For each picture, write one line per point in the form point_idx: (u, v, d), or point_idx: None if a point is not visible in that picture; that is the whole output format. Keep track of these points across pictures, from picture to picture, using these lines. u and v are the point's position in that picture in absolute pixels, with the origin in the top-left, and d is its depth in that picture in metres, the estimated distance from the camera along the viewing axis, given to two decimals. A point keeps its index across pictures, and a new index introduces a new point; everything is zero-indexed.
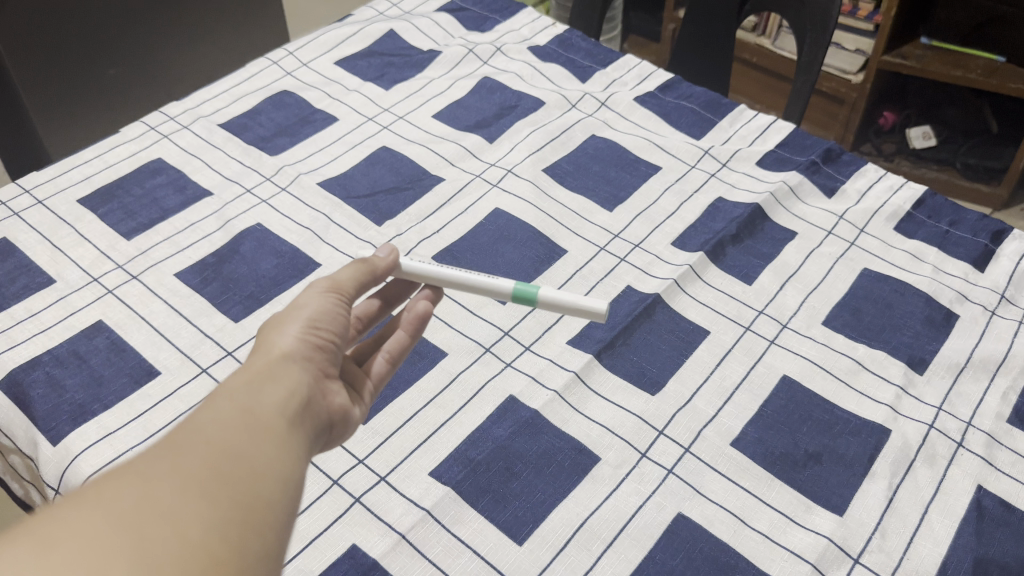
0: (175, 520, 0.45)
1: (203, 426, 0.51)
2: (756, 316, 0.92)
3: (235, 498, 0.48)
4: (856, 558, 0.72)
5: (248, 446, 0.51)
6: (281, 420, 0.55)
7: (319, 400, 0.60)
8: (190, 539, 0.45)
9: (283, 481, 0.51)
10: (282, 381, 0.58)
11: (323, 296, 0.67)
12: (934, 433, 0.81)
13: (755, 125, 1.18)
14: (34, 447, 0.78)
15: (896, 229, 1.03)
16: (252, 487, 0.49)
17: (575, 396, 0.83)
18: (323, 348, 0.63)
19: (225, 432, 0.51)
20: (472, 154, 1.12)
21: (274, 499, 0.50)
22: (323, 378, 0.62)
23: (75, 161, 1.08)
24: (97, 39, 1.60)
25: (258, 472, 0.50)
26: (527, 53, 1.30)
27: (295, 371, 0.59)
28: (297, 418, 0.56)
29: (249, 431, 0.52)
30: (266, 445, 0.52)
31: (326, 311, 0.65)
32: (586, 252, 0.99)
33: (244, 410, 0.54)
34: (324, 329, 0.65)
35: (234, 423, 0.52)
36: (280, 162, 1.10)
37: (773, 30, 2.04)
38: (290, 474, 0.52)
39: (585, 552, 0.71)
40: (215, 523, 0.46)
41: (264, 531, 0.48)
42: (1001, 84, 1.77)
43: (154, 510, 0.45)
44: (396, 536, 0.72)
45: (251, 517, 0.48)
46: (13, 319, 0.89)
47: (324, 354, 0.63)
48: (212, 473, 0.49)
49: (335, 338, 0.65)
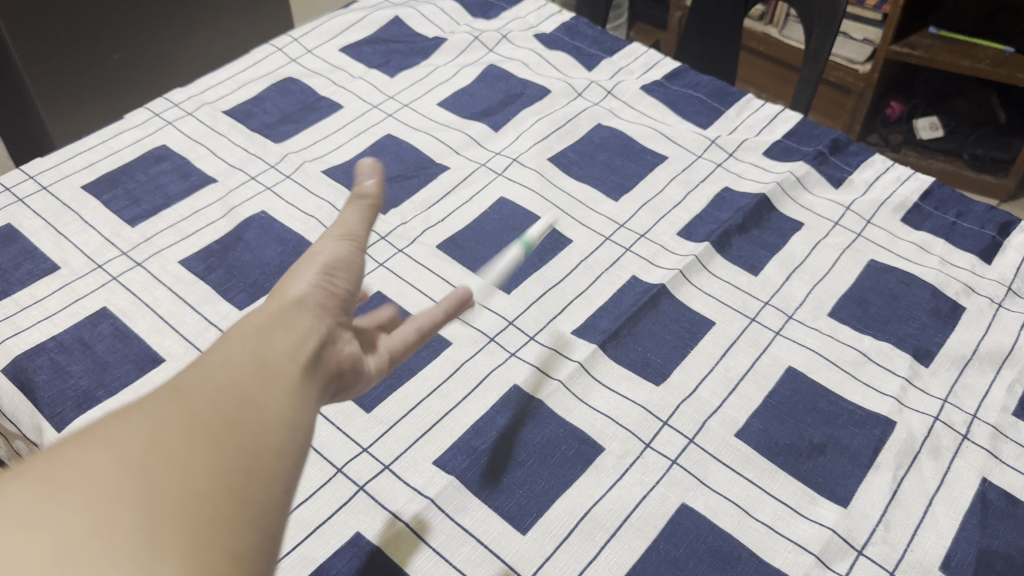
0: (176, 465, 0.44)
1: (212, 371, 0.49)
2: (762, 307, 0.91)
3: (240, 446, 0.46)
4: (860, 550, 0.72)
5: (258, 391, 0.49)
6: (293, 366, 0.52)
7: (331, 347, 0.58)
8: (192, 485, 0.43)
9: (290, 431, 0.49)
10: (295, 328, 0.55)
11: (337, 242, 0.64)
12: (939, 425, 0.81)
13: (762, 114, 1.17)
14: (39, 433, 0.78)
15: (903, 220, 1.02)
16: (260, 436, 0.47)
17: (579, 385, 0.83)
18: (336, 296, 0.61)
19: (235, 373, 0.50)
20: (477, 143, 1.11)
21: (280, 450, 0.48)
22: (336, 328, 0.59)
23: (79, 147, 1.08)
24: (99, 25, 1.58)
25: (266, 421, 0.48)
26: (533, 40, 1.29)
27: (308, 319, 0.57)
28: (310, 367, 0.54)
29: (258, 379, 0.50)
30: (276, 391, 0.50)
31: (339, 259, 0.63)
32: (592, 242, 0.98)
33: (255, 357, 0.51)
34: (339, 278, 0.62)
35: (242, 368, 0.50)
36: (285, 149, 1.09)
37: (780, 19, 2.02)
38: (298, 427, 0.50)
39: (588, 541, 0.71)
40: (219, 468, 0.45)
41: (270, 478, 0.47)
42: (1009, 75, 1.74)
43: (157, 455, 0.44)
44: (400, 524, 0.72)
45: (257, 466, 0.46)
46: (18, 306, 0.89)
47: (338, 303, 0.61)
48: (219, 416, 0.47)
49: (349, 290, 0.63)
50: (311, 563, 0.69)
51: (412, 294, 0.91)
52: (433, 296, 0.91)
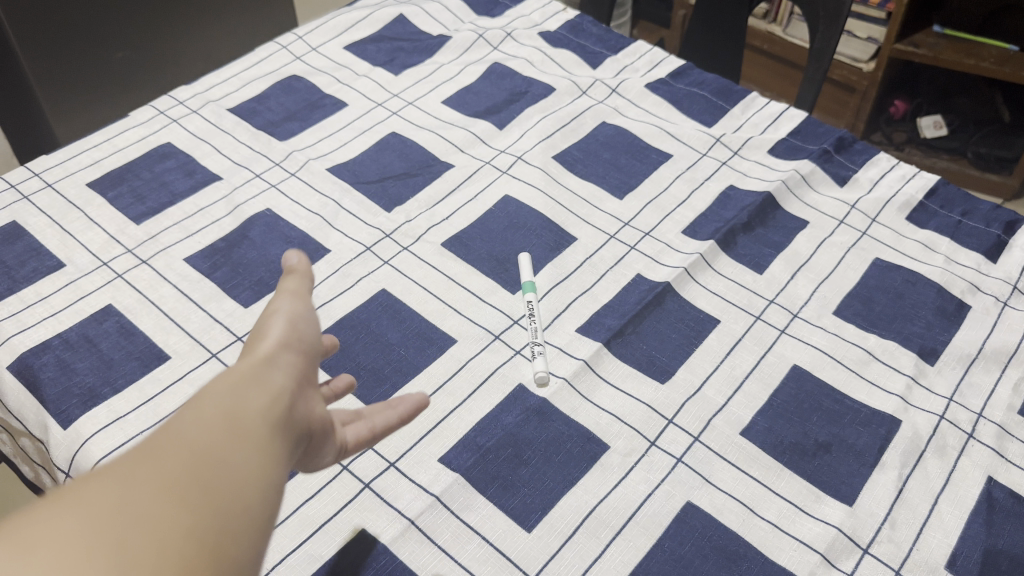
0: (146, 534, 0.40)
1: (185, 428, 0.46)
2: (767, 305, 0.91)
3: (212, 509, 0.43)
4: (865, 548, 0.72)
5: (231, 449, 0.46)
6: (264, 429, 0.48)
7: (300, 409, 0.53)
8: (160, 557, 0.39)
9: (263, 492, 0.46)
10: (268, 382, 0.51)
11: (296, 299, 0.59)
12: (945, 424, 0.81)
13: (767, 112, 1.17)
14: (45, 430, 0.78)
15: (908, 218, 1.02)
16: (232, 498, 0.44)
17: (584, 383, 0.83)
18: (304, 354, 0.56)
19: (208, 436, 0.45)
20: (482, 140, 1.11)
21: (252, 513, 0.44)
22: (306, 384, 0.55)
23: (84, 144, 1.08)
24: (104, 21, 1.58)
25: (241, 483, 0.45)
26: (538, 38, 1.28)
27: (278, 373, 0.53)
28: (284, 422, 0.50)
29: (232, 435, 0.46)
30: (249, 449, 0.46)
31: (303, 315, 0.58)
32: (597, 240, 0.98)
33: (229, 412, 0.48)
34: (306, 331, 0.57)
35: (217, 423, 0.46)
36: (290, 147, 1.09)
37: (784, 18, 2.02)
38: (272, 486, 0.46)
39: (594, 539, 0.71)
40: (188, 535, 0.41)
41: (243, 544, 0.43)
42: (1013, 73, 1.73)
43: (126, 521, 0.40)
44: (405, 522, 0.72)
45: (228, 530, 0.43)
46: (23, 302, 0.89)
47: (308, 357, 0.57)
48: (191, 478, 0.43)
49: (315, 344, 0.58)
50: (316, 560, 0.69)
51: (416, 292, 0.91)
52: (438, 294, 0.91)
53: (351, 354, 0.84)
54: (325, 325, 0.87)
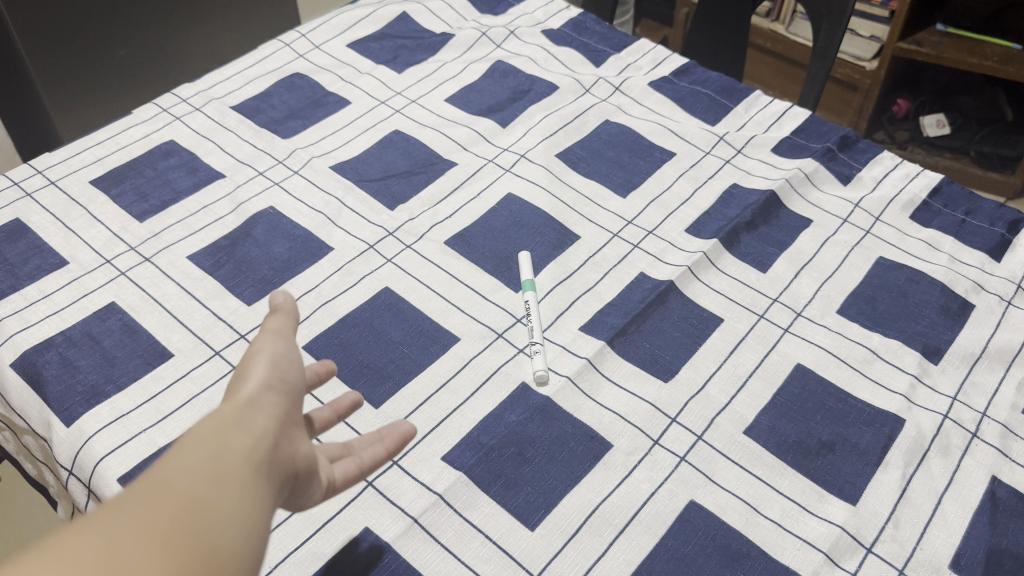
0: None
1: (169, 475, 0.47)
2: (771, 304, 0.91)
3: (195, 556, 0.44)
4: (868, 548, 0.72)
5: (214, 495, 0.47)
6: (248, 472, 0.49)
7: (285, 451, 0.53)
8: None
9: (247, 535, 0.47)
10: (251, 426, 0.52)
11: (278, 338, 0.58)
12: (949, 423, 0.81)
13: (771, 111, 1.17)
14: (48, 428, 0.78)
15: (912, 217, 1.02)
16: (216, 543, 0.45)
17: (587, 382, 0.83)
18: (287, 394, 0.56)
19: (192, 483, 0.47)
20: (485, 139, 1.11)
21: (236, 556, 0.45)
22: (291, 424, 0.55)
23: (87, 142, 1.08)
24: (107, 19, 1.58)
25: (224, 528, 0.46)
26: (541, 37, 1.28)
27: (261, 416, 0.53)
28: (269, 464, 0.51)
29: (215, 480, 0.47)
30: (233, 493, 0.47)
31: (285, 355, 0.57)
32: (600, 238, 0.98)
33: (212, 458, 0.48)
34: (288, 372, 0.57)
35: (200, 470, 0.47)
36: (293, 145, 1.09)
37: (787, 16, 2.02)
38: (256, 529, 0.47)
39: (597, 538, 0.71)
40: None
41: None
42: (1017, 72, 1.73)
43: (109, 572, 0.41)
44: (409, 520, 0.72)
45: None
46: (26, 300, 0.89)
47: (293, 396, 0.56)
48: (174, 526, 0.44)
49: (299, 384, 0.57)
50: (320, 558, 0.69)
51: (419, 290, 0.91)
52: (441, 292, 0.91)
53: (354, 352, 0.84)
54: (328, 323, 0.87)
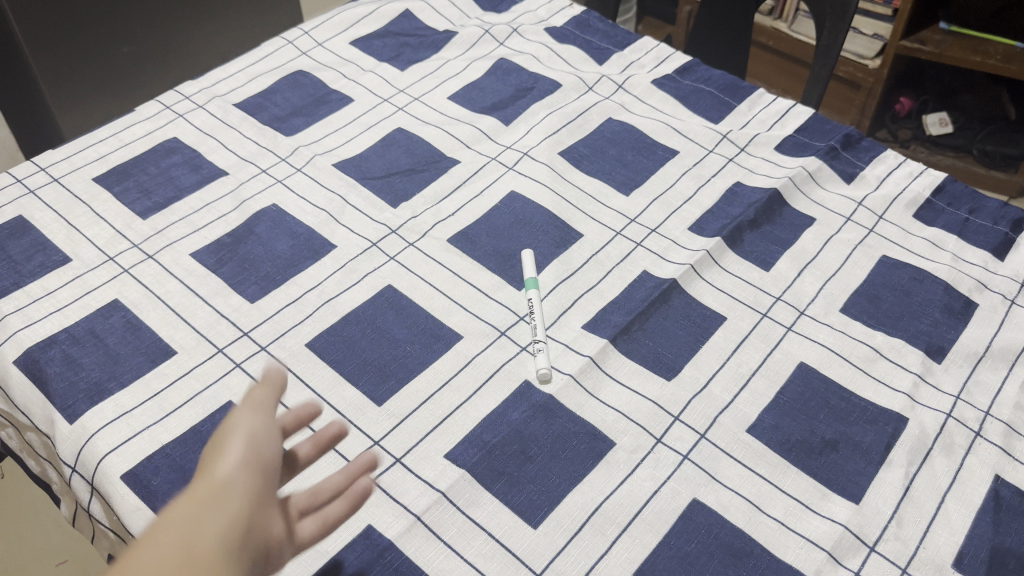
0: None
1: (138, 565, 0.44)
2: (774, 302, 0.91)
3: None
4: (871, 546, 0.71)
5: None
6: (220, 562, 0.46)
7: (255, 535, 0.50)
8: None
9: None
10: (224, 510, 0.49)
11: (258, 413, 0.54)
12: (952, 422, 0.80)
13: (774, 109, 1.17)
14: (52, 425, 0.78)
15: (915, 216, 1.02)
16: None
17: (590, 380, 0.83)
18: (263, 474, 0.53)
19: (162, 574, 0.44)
20: (488, 136, 1.11)
21: None
22: (263, 506, 0.52)
23: (91, 139, 1.08)
24: (109, 16, 1.58)
25: None
26: (544, 34, 1.28)
27: (236, 499, 0.50)
28: (239, 552, 0.48)
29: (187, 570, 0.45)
30: None
31: (264, 432, 0.54)
32: (602, 236, 0.98)
33: (184, 546, 0.46)
34: (266, 449, 0.54)
35: (170, 559, 0.44)
36: (296, 143, 1.09)
37: (789, 14, 2.01)
38: None
39: (600, 536, 0.71)
40: None
41: None
42: (1020, 71, 1.73)
43: None
44: (412, 517, 0.72)
45: None
46: (30, 297, 0.89)
47: (268, 475, 0.53)
48: None
49: (276, 461, 0.54)
50: (322, 556, 0.69)
51: (423, 288, 0.91)
52: (443, 290, 0.91)
53: (358, 350, 0.84)
54: (331, 320, 0.87)
